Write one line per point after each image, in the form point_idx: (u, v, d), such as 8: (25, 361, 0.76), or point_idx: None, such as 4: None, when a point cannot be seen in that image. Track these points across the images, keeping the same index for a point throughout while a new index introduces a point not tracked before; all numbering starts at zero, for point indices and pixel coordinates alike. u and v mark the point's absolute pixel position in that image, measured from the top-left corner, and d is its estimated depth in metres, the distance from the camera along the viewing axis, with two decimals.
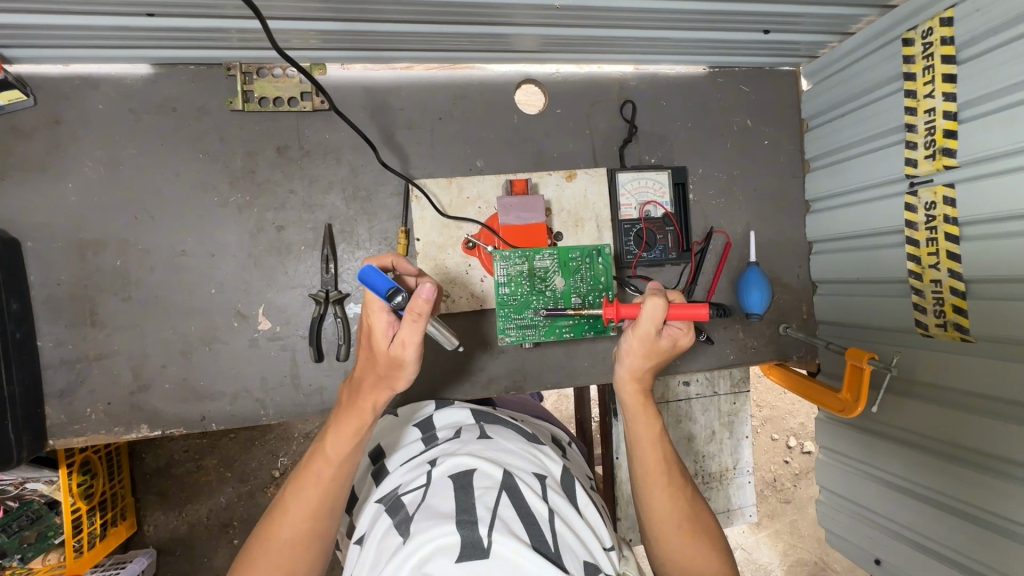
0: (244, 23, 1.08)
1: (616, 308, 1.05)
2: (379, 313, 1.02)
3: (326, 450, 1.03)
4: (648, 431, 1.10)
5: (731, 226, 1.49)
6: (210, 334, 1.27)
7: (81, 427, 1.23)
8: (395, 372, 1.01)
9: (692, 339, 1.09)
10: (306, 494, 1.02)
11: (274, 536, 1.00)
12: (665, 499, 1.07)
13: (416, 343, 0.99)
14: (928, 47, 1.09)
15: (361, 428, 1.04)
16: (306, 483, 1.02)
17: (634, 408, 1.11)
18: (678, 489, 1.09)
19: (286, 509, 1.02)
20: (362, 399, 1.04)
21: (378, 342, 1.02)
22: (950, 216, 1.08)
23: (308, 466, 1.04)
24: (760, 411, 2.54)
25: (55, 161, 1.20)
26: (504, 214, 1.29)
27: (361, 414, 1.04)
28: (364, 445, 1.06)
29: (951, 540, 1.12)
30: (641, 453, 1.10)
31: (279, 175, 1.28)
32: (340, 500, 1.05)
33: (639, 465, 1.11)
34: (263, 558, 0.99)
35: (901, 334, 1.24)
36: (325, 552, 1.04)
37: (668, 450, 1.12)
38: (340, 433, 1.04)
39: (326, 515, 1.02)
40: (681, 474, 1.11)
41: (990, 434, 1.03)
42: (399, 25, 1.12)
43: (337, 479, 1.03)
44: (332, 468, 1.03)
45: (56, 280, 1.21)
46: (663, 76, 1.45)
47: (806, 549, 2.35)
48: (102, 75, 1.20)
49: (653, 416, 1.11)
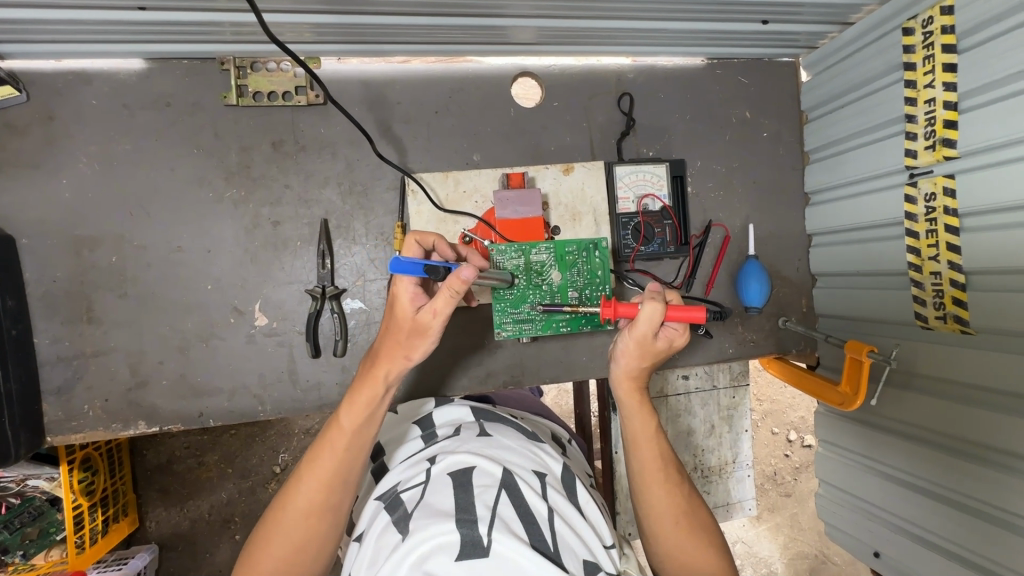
0: (238, 17, 1.07)
1: (614, 309, 1.00)
2: (406, 282, 1.02)
3: (341, 420, 1.03)
4: (645, 431, 1.10)
5: (730, 219, 1.48)
6: (207, 330, 1.27)
7: (79, 424, 1.23)
8: (417, 340, 1.02)
9: (688, 339, 1.05)
10: (320, 465, 1.02)
11: (288, 507, 1.00)
12: (661, 497, 1.07)
13: (446, 315, 0.98)
14: (928, 36, 1.08)
15: (375, 397, 1.03)
16: (321, 453, 1.03)
17: (632, 407, 1.11)
18: (675, 488, 1.09)
19: (299, 480, 1.02)
20: (376, 368, 1.03)
21: (401, 311, 1.02)
22: (950, 207, 1.07)
23: (324, 437, 1.04)
24: (761, 405, 2.50)
25: (49, 158, 1.19)
26: (500, 208, 1.27)
27: (376, 383, 1.03)
28: (378, 416, 1.05)
29: (950, 532, 1.12)
30: (638, 452, 1.10)
31: (275, 170, 1.27)
32: (354, 473, 1.04)
33: (636, 463, 1.11)
34: (278, 529, 1.00)
35: (900, 326, 1.23)
36: (338, 526, 1.03)
37: (665, 449, 1.12)
38: (355, 402, 1.03)
39: (339, 487, 1.02)
40: (679, 473, 1.11)
41: (990, 426, 1.02)
42: (394, 17, 1.11)
43: (350, 451, 1.03)
44: (346, 438, 1.03)
45: (52, 277, 1.20)
46: (661, 68, 1.43)
47: (806, 542, 2.36)
48: (95, 70, 1.20)
49: (650, 414, 1.11)
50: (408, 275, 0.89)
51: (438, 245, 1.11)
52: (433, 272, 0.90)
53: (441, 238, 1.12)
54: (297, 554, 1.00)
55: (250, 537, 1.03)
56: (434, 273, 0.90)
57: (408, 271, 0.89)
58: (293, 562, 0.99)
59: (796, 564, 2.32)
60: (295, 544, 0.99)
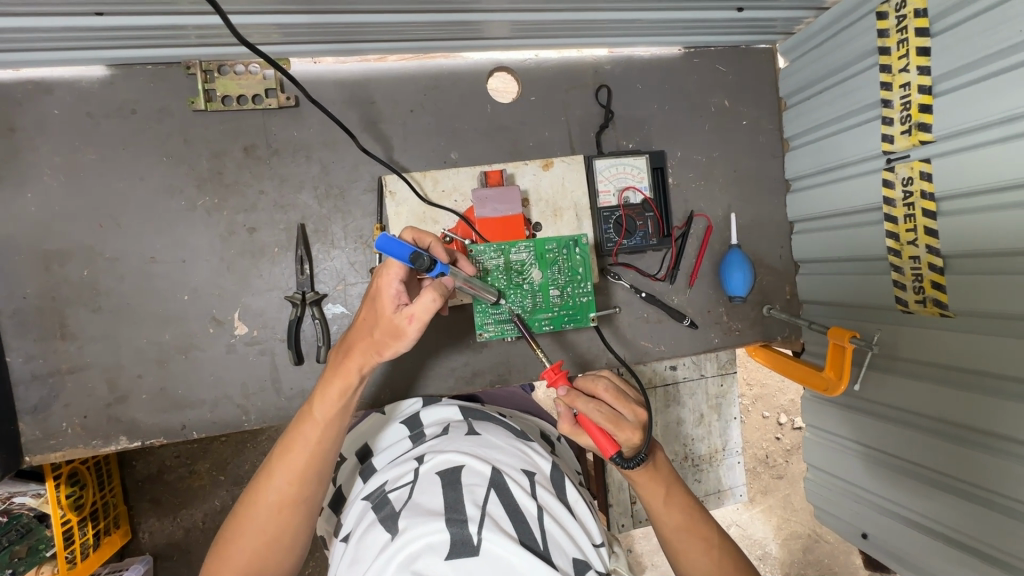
0: (202, 19, 1.04)
1: (553, 374, 1.04)
2: (391, 278, 1.01)
3: (313, 411, 1.02)
4: (660, 503, 1.09)
5: (712, 209, 1.48)
6: (186, 341, 1.24)
7: (58, 442, 1.20)
8: (390, 341, 0.99)
9: (629, 438, 1.00)
10: (293, 458, 1.00)
11: (258, 502, 0.99)
12: (693, 564, 1.08)
13: (425, 321, 0.98)
14: (901, 19, 1.07)
15: (347, 389, 1.01)
16: (293, 446, 1.01)
17: (641, 487, 1.09)
18: (705, 550, 1.08)
19: (271, 473, 1.00)
20: (349, 360, 1.01)
21: (383, 306, 1.00)
22: (926, 191, 1.08)
23: (295, 429, 1.02)
24: (750, 390, 2.48)
25: (11, 171, 1.15)
26: (479, 207, 1.25)
27: (349, 375, 1.01)
28: (351, 406, 1.04)
29: (934, 512, 1.14)
30: (659, 524, 1.10)
31: (248, 176, 1.25)
32: (327, 464, 1.03)
33: (662, 536, 1.11)
34: (250, 524, 0.99)
35: (881, 311, 1.25)
36: (310, 518, 1.03)
37: (686, 514, 1.10)
38: (327, 393, 1.01)
39: (312, 480, 1.01)
40: (706, 535, 1.09)
41: (971, 408, 1.03)
42: (363, 15, 1.08)
43: (324, 442, 1.01)
44: (318, 430, 1.01)
45: (22, 293, 1.18)
46: (638, 58, 1.42)
47: (799, 522, 2.40)
48: (55, 78, 1.16)
49: (662, 482, 1.09)
50: (394, 254, 0.92)
51: (434, 247, 1.08)
52: (417, 260, 0.94)
53: (439, 239, 1.10)
54: (270, 546, 0.99)
55: (222, 530, 1.02)
56: (417, 261, 0.94)
57: (395, 252, 0.92)
58: (266, 556, 0.99)
59: (789, 545, 2.36)
60: (268, 536, 0.99)
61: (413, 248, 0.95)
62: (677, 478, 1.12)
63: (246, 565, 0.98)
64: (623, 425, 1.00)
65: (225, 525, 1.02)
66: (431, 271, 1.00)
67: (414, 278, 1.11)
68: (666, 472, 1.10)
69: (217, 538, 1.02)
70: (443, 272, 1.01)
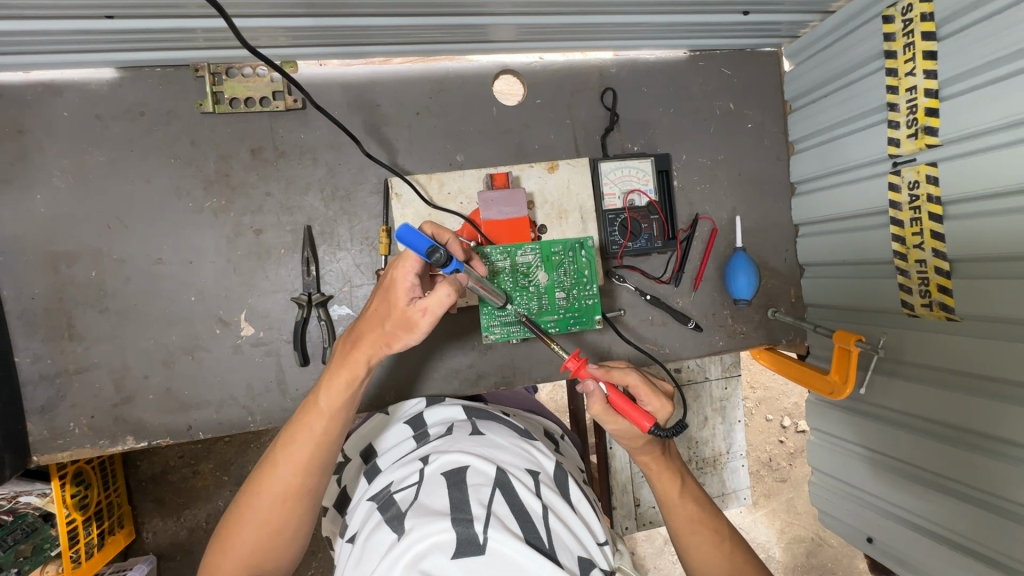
0: (209, 22, 1.04)
1: (578, 363, 1.00)
2: (407, 271, 0.99)
3: (319, 402, 1.01)
4: (673, 491, 1.12)
5: (716, 212, 1.48)
6: (192, 343, 1.25)
7: (65, 442, 1.21)
8: (402, 334, 0.99)
9: (663, 407, 1.06)
10: (297, 448, 1.00)
11: (261, 493, 0.99)
12: (704, 559, 1.07)
13: (437, 315, 0.97)
14: (908, 23, 1.07)
15: (354, 381, 1.01)
16: (297, 437, 1.01)
17: (654, 474, 1.14)
18: (716, 544, 1.07)
19: (276, 464, 1.00)
20: (358, 352, 1.01)
21: (394, 298, 0.99)
22: (933, 195, 1.07)
23: (300, 420, 1.02)
24: (754, 393, 2.47)
25: (21, 173, 1.16)
26: (485, 209, 1.25)
27: (356, 366, 1.01)
28: (357, 398, 1.04)
29: (938, 516, 1.13)
30: (671, 515, 1.12)
31: (254, 177, 1.25)
32: (331, 456, 1.04)
33: (674, 529, 1.12)
34: (253, 514, 0.99)
35: (888, 315, 1.24)
36: (312, 508, 1.04)
37: (696, 507, 1.11)
38: (334, 384, 1.01)
39: (317, 470, 1.02)
40: (720, 529, 1.09)
41: (978, 412, 1.02)
42: (369, 19, 1.09)
43: (329, 433, 1.02)
44: (324, 421, 1.01)
45: (30, 294, 1.18)
46: (643, 62, 1.42)
47: (802, 526, 2.39)
48: (65, 81, 1.17)
49: (674, 473, 1.14)
50: (414, 244, 0.92)
51: (451, 243, 1.08)
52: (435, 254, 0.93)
53: (457, 237, 1.10)
54: (273, 536, 1.00)
55: (224, 518, 1.02)
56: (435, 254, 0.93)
57: (414, 244, 0.92)
58: (268, 547, 1.00)
59: (793, 548, 2.35)
60: (271, 527, 0.99)
61: (432, 242, 0.94)
62: (688, 472, 1.17)
63: (247, 556, 0.98)
64: (657, 393, 1.06)
65: (228, 514, 1.02)
66: (447, 267, 0.99)
67: (426, 274, 1.11)
68: (677, 463, 1.15)
69: (218, 527, 1.02)
70: (457, 268, 1.01)
